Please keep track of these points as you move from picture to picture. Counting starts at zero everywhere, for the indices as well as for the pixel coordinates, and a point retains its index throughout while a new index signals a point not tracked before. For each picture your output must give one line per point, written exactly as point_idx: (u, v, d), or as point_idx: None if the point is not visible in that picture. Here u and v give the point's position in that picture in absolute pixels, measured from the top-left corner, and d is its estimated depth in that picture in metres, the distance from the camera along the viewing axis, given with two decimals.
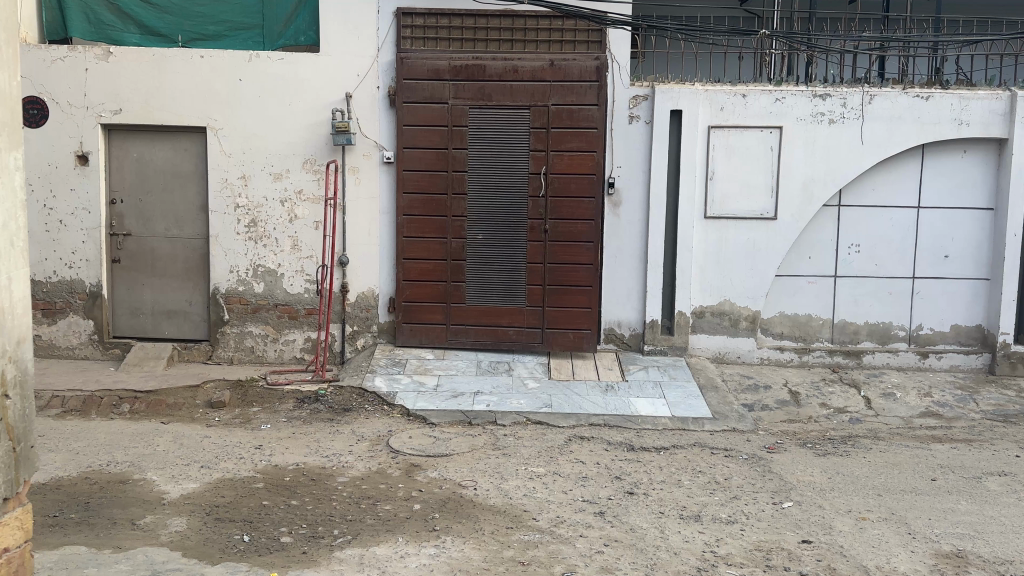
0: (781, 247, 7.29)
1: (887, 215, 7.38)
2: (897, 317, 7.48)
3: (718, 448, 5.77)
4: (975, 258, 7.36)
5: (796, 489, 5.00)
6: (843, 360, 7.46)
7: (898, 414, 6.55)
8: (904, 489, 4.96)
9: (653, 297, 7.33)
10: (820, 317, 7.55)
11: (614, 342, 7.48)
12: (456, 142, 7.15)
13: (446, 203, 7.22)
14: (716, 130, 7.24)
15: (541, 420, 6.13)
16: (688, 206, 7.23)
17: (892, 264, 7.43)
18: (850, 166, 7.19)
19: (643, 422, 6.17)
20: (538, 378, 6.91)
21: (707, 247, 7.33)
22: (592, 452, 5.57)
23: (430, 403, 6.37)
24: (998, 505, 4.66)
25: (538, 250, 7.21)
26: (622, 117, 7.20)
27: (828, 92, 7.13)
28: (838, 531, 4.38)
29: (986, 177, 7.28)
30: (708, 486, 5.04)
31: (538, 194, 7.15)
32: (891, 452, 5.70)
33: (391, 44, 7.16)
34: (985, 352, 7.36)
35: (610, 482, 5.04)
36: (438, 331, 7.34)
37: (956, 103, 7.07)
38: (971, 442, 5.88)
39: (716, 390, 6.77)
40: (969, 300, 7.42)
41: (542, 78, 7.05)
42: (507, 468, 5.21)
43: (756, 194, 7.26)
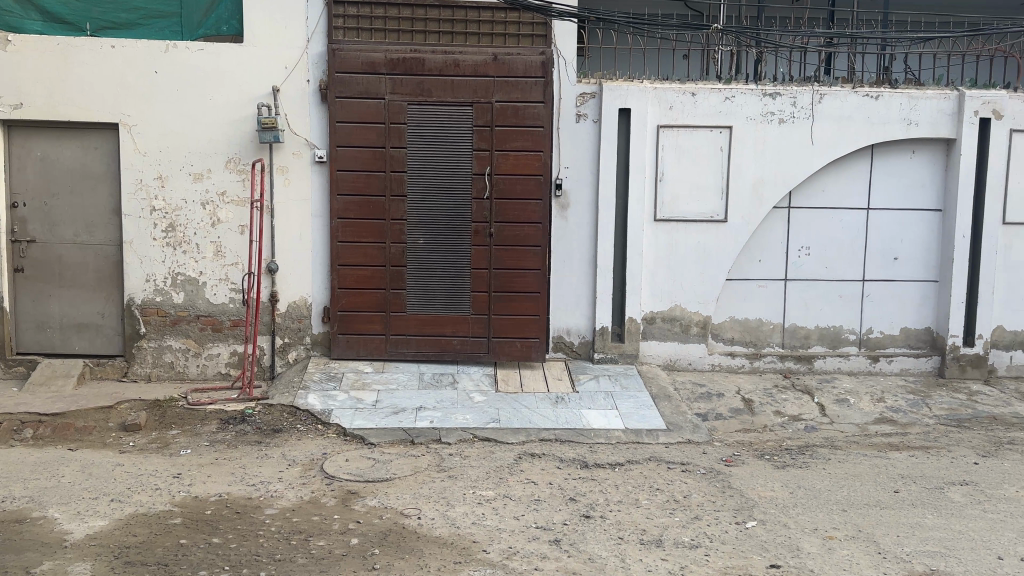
0: (732, 250, 7.09)
1: (836, 217, 7.26)
2: (848, 320, 7.36)
3: (674, 462, 5.47)
4: (924, 260, 7.30)
5: (759, 507, 4.71)
6: (795, 366, 7.31)
7: (853, 421, 6.40)
8: (868, 503, 4.73)
9: (602, 303, 7.04)
10: (771, 321, 7.37)
11: (563, 350, 7.16)
12: (394, 141, 6.71)
13: (383, 206, 6.77)
14: (665, 129, 6.98)
15: (488, 437, 5.75)
16: (638, 208, 6.96)
17: (843, 267, 7.31)
18: (800, 166, 7.03)
19: (595, 436, 5.84)
20: (483, 391, 6.52)
21: (658, 250, 7.07)
22: (543, 471, 5.22)
23: (369, 421, 5.93)
24: (966, 519, 4.45)
25: (483, 255, 6.84)
26: (569, 116, 6.88)
27: (777, 91, 6.95)
28: (806, 553, 4.07)
29: (934, 178, 7.22)
30: (667, 506, 4.72)
31: (482, 196, 6.77)
32: (850, 462, 5.51)
33: (322, 35, 6.68)
34: (934, 354, 7.31)
35: (564, 505, 4.68)
36: (376, 342, 6.90)
37: (905, 103, 6.99)
38: (927, 450, 5.75)
39: (669, 399, 6.50)
40: (918, 303, 7.35)
41: (485, 73, 6.67)
42: (453, 493, 4.81)
43: (707, 196, 7.04)
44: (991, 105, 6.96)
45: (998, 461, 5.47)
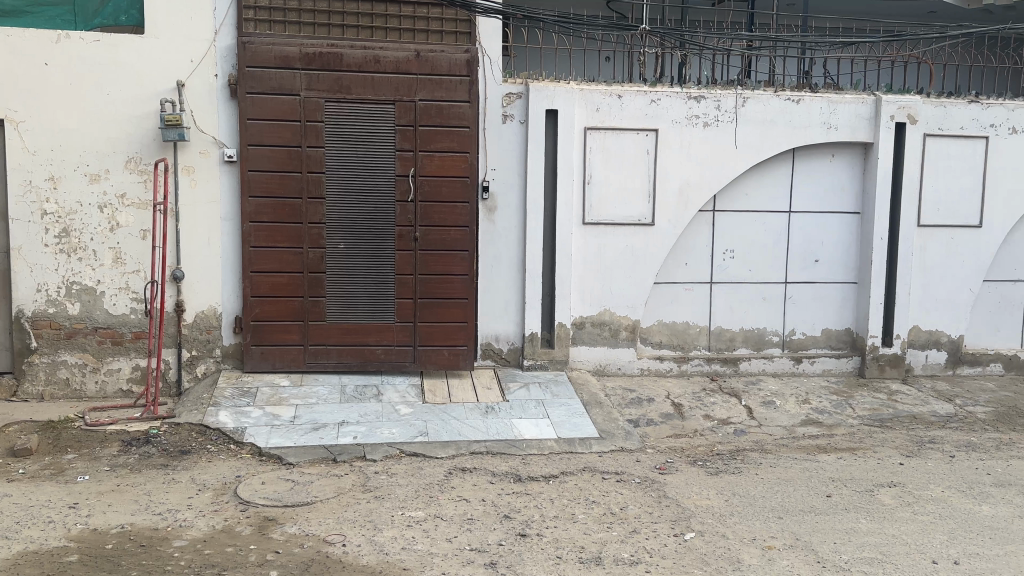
0: (660, 253, 7.03)
1: (760, 220, 7.32)
2: (772, 322, 7.43)
3: (609, 473, 5.34)
4: (843, 262, 7.45)
5: (695, 517, 4.61)
6: (721, 368, 7.31)
7: (780, 423, 6.43)
8: (803, 509, 4.71)
9: (531, 308, 6.88)
10: (698, 324, 7.37)
11: (491, 358, 6.97)
12: (311, 140, 6.35)
13: (300, 209, 6.40)
14: (592, 131, 6.86)
15: (416, 452, 5.48)
16: (566, 211, 6.82)
17: (766, 269, 7.37)
18: (725, 169, 7.04)
19: (527, 447, 5.66)
20: (409, 403, 6.24)
21: (586, 254, 6.95)
22: (475, 487, 4.99)
23: (286, 439, 5.56)
24: (898, 522, 4.47)
25: (407, 260, 6.55)
26: (495, 117, 6.68)
27: (701, 94, 6.93)
28: (746, 566, 3.98)
29: (852, 181, 7.37)
30: (604, 519, 4.56)
31: (405, 198, 6.49)
32: (781, 467, 5.51)
33: (231, 27, 6.26)
34: (854, 355, 7.46)
35: (498, 524, 4.46)
36: (293, 354, 6.52)
37: (825, 108, 7.10)
38: (854, 451, 5.84)
39: (600, 406, 6.38)
40: (838, 305, 7.49)
41: (407, 70, 6.40)
42: (380, 516, 4.52)
43: (634, 199, 6.96)
44: (906, 110, 7.14)
45: (921, 461, 5.58)
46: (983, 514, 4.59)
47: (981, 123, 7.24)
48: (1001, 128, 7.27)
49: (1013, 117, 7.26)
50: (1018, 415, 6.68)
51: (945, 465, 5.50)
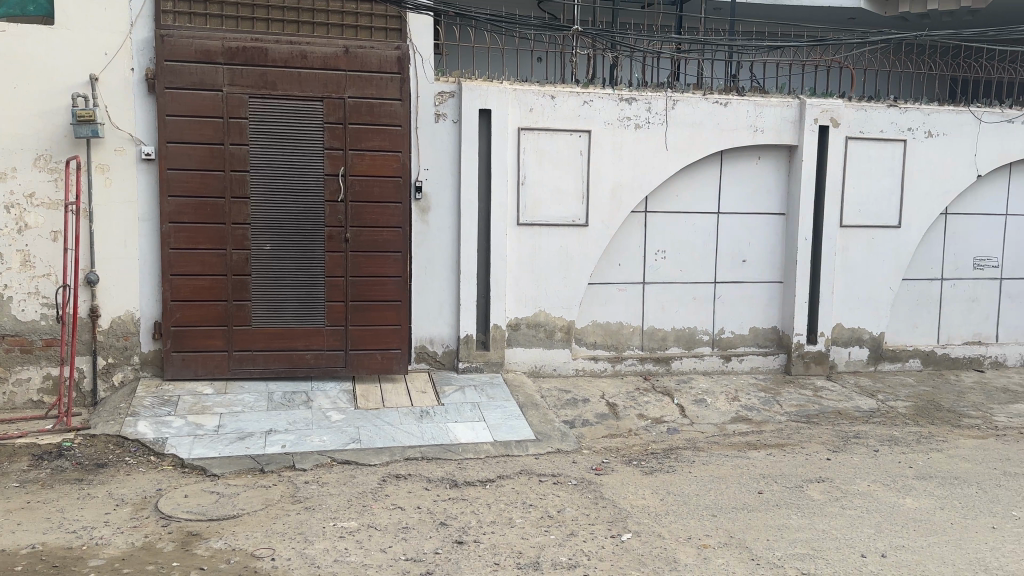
0: (594, 254, 7.05)
1: (691, 220, 7.42)
2: (702, 321, 7.56)
3: (545, 475, 5.30)
4: (770, 262, 7.63)
5: (632, 518, 4.61)
6: (654, 367, 7.39)
7: (712, 421, 6.53)
8: (736, 506, 4.78)
9: (466, 310, 6.80)
10: (631, 324, 7.42)
11: (425, 361, 6.87)
12: (234, 137, 6.10)
13: (223, 209, 6.15)
14: (526, 132, 6.82)
15: (347, 460, 5.33)
16: (500, 211, 6.77)
17: (696, 270, 7.49)
18: (656, 170, 7.10)
19: (462, 452, 5.57)
20: (341, 409, 6.07)
21: (521, 254, 6.91)
22: (410, 495, 4.87)
23: (210, 450, 5.32)
24: (827, 517, 4.58)
25: (338, 261, 6.37)
26: (427, 116, 6.58)
27: (633, 96, 6.98)
28: (683, 565, 3.99)
29: (777, 183, 7.55)
30: (542, 523, 4.52)
31: (335, 198, 6.30)
32: (714, 464, 5.58)
33: (148, 19, 5.98)
34: (780, 352, 7.64)
35: (434, 532, 4.36)
36: (217, 360, 6.27)
37: (751, 111, 7.25)
38: (783, 447, 5.98)
39: (536, 408, 6.35)
40: (765, 304, 7.67)
41: (336, 67, 6.22)
42: (311, 527, 4.36)
43: (568, 200, 6.96)
44: (828, 114, 7.35)
45: (846, 455, 5.75)
46: (906, 507, 4.74)
47: (899, 127, 7.52)
48: (918, 131, 7.56)
49: (929, 121, 7.57)
50: (935, 409, 6.96)
51: (869, 459, 5.68)
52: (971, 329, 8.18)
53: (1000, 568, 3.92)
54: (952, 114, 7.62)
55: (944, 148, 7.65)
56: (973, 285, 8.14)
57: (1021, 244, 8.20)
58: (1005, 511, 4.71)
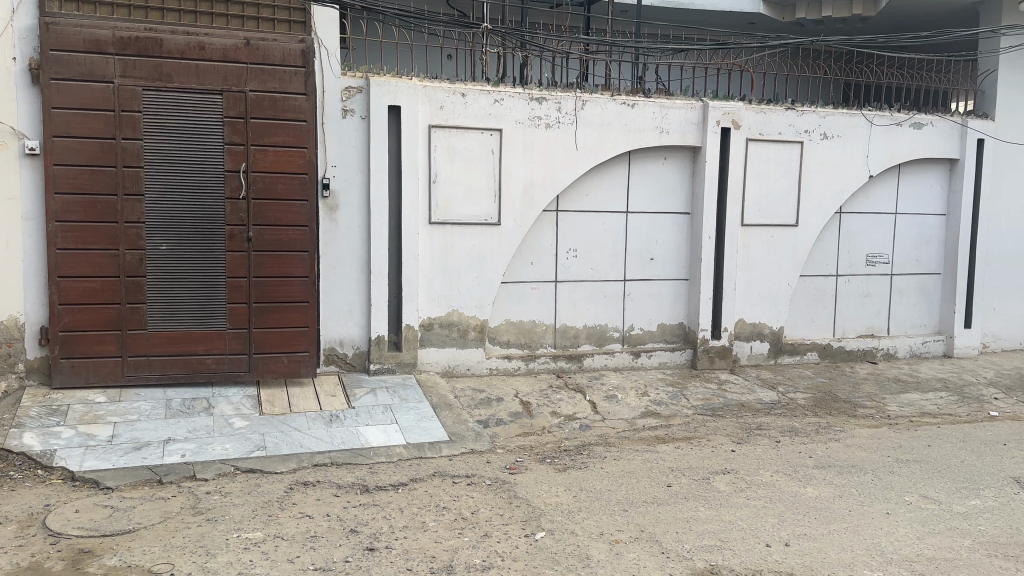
0: (506, 253, 7.03)
1: (601, 219, 7.52)
2: (612, 318, 7.67)
3: (459, 476, 5.24)
4: (675, 260, 7.82)
5: (546, 516, 4.60)
6: (566, 365, 7.44)
7: (622, 417, 6.63)
8: (646, 501, 4.85)
9: (377, 310, 6.67)
10: (544, 322, 7.45)
11: (335, 363, 6.70)
12: (127, 132, 5.78)
13: (115, 207, 5.81)
14: (436, 130, 6.74)
15: (252, 468, 5.13)
16: (411, 210, 6.67)
17: (606, 267, 7.59)
18: (567, 169, 7.14)
19: (373, 456, 5.45)
20: (246, 415, 5.84)
21: (432, 253, 6.83)
22: (319, 502, 4.72)
23: (102, 461, 5.01)
24: (733, 508, 4.70)
25: (240, 262, 6.12)
26: (333, 111, 6.41)
27: (543, 95, 6.99)
28: (596, 562, 3.99)
29: (682, 183, 7.74)
30: (455, 526, 4.44)
31: (237, 196, 6.05)
32: (625, 459, 5.65)
33: (31, 5, 5.60)
34: (686, 348, 7.84)
35: (344, 540, 4.22)
36: (110, 366, 5.92)
37: (657, 112, 7.40)
38: (690, 440, 6.13)
39: (449, 409, 6.28)
40: (672, 300, 7.86)
41: (236, 59, 5.97)
42: (214, 540, 4.16)
43: (480, 199, 6.92)
44: (730, 116, 7.57)
45: (750, 447, 5.95)
46: (807, 496, 4.93)
47: (796, 129, 7.82)
48: (813, 133, 7.90)
49: (823, 124, 7.91)
50: (832, 400, 7.29)
51: (771, 450, 5.89)
52: (864, 322, 8.61)
53: (894, 552, 4.11)
54: (845, 117, 7.99)
55: (837, 149, 8.01)
56: (866, 281, 8.57)
57: (908, 241, 8.68)
58: (896, 497, 4.95)
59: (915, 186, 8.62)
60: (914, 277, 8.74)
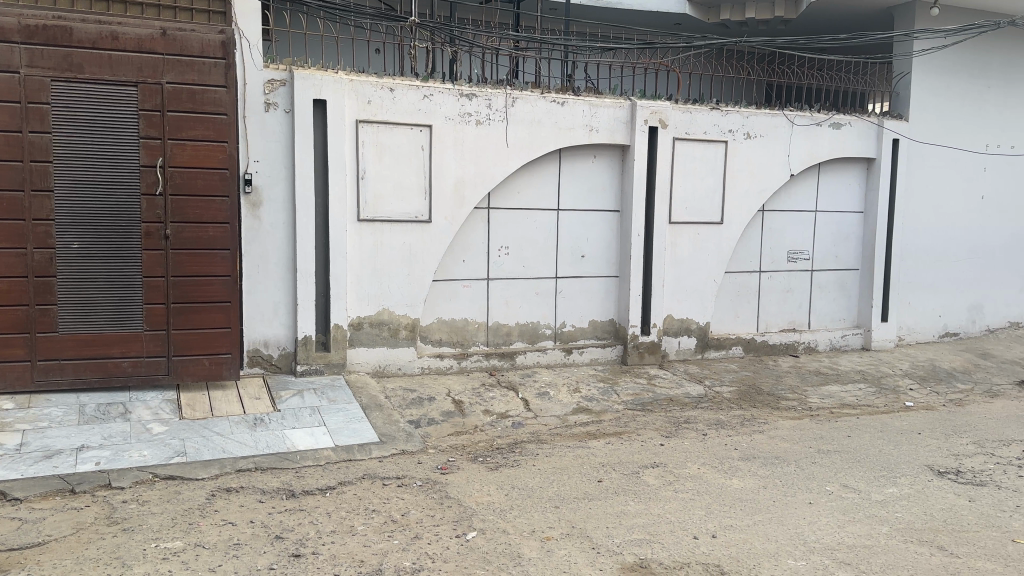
0: (436, 250, 6.96)
1: (532, 216, 7.52)
2: (544, 316, 7.68)
3: (389, 478, 5.15)
4: (605, 257, 7.89)
5: (477, 515, 4.56)
6: (499, 363, 7.41)
7: (554, 413, 6.64)
8: (577, 496, 4.86)
9: (303, 310, 6.51)
10: (476, 320, 7.40)
11: (261, 365, 6.53)
12: (34, 124, 5.47)
13: (22, 204, 5.50)
14: (364, 125, 6.60)
15: (172, 474, 4.93)
16: (339, 208, 6.53)
17: (538, 265, 7.60)
18: (497, 167, 7.11)
19: (300, 460, 5.30)
20: (165, 420, 5.61)
21: (361, 251, 6.70)
22: (242, 508, 4.56)
23: (10, 471, 4.73)
24: (663, 502, 4.76)
25: (157, 260, 5.87)
26: (255, 105, 6.23)
27: (473, 92, 6.94)
28: (526, 560, 3.96)
29: (612, 181, 7.81)
30: (384, 528, 4.35)
31: (154, 192, 5.80)
32: (556, 456, 5.66)
33: None
34: (617, 344, 7.92)
35: (269, 546, 4.08)
36: (18, 371, 5.62)
37: (586, 110, 7.44)
38: (620, 435, 6.19)
39: (379, 409, 6.17)
40: (602, 297, 7.92)
41: (152, 50, 5.72)
42: (130, 550, 3.97)
43: (410, 196, 6.82)
44: (658, 115, 7.66)
45: (678, 441, 6.04)
46: (733, 487, 5.03)
47: (721, 128, 7.98)
48: (737, 133, 8.07)
49: (747, 123, 8.10)
50: (757, 393, 7.47)
51: (699, 443, 5.99)
52: (786, 317, 8.86)
53: (817, 540, 4.22)
54: (767, 118, 8.20)
55: (761, 148, 8.22)
56: (788, 276, 8.82)
57: (828, 238, 8.98)
58: (818, 486, 5.10)
59: (834, 185, 8.91)
60: (833, 273, 9.05)
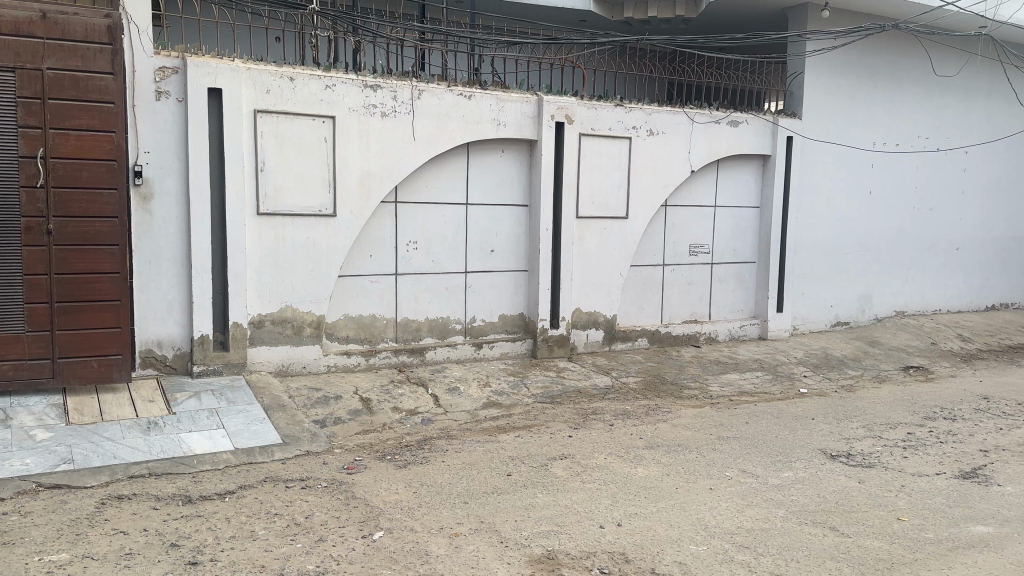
0: (342, 246, 6.81)
1: (440, 211, 7.45)
2: (454, 311, 7.64)
3: (293, 480, 5.00)
4: (514, 251, 7.91)
5: (384, 514, 4.48)
6: (408, 359, 7.32)
7: (464, 408, 6.62)
8: (486, 491, 4.85)
9: (200, 307, 6.25)
10: (384, 316, 7.29)
11: (154, 366, 6.24)
12: None
13: None
14: (262, 115, 6.37)
15: (57, 483, 4.64)
16: (238, 202, 6.29)
17: (447, 260, 7.55)
18: (403, 161, 7.01)
19: (197, 464, 5.09)
20: (49, 427, 5.28)
21: (261, 247, 6.48)
22: (134, 516, 4.34)
23: None
24: (570, 493, 4.81)
25: (38, 257, 5.50)
26: (145, 93, 5.93)
27: (377, 83, 6.81)
28: (434, 557, 3.92)
29: (519, 175, 7.84)
30: (287, 532, 4.21)
31: (34, 184, 5.43)
32: (466, 451, 5.63)
33: None
34: (527, 338, 7.96)
35: (163, 555, 3.89)
36: None
37: (493, 105, 7.42)
38: (530, 429, 6.22)
39: (282, 410, 5.99)
40: (511, 291, 7.94)
41: (30, 33, 5.35)
42: (9, 566, 3.70)
43: (313, 189, 6.64)
44: (564, 111, 7.73)
45: (586, 432, 6.13)
46: (639, 476, 5.14)
47: (625, 125, 8.13)
48: (641, 130, 8.24)
49: (650, 120, 8.27)
50: (661, 383, 7.67)
51: (606, 433, 6.09)
52: (689, 309, 9.12)
53: (717, 525, 4.35)
54: (669, 115, 8.40)
55: (663, 145, 8.41)
56: (689, 269, 9.08)
57: (728, 232, 9.29)
58: (718, 472, 5.26)
59: (732, 181, 9.21)
60: (733, 266, 9.37)
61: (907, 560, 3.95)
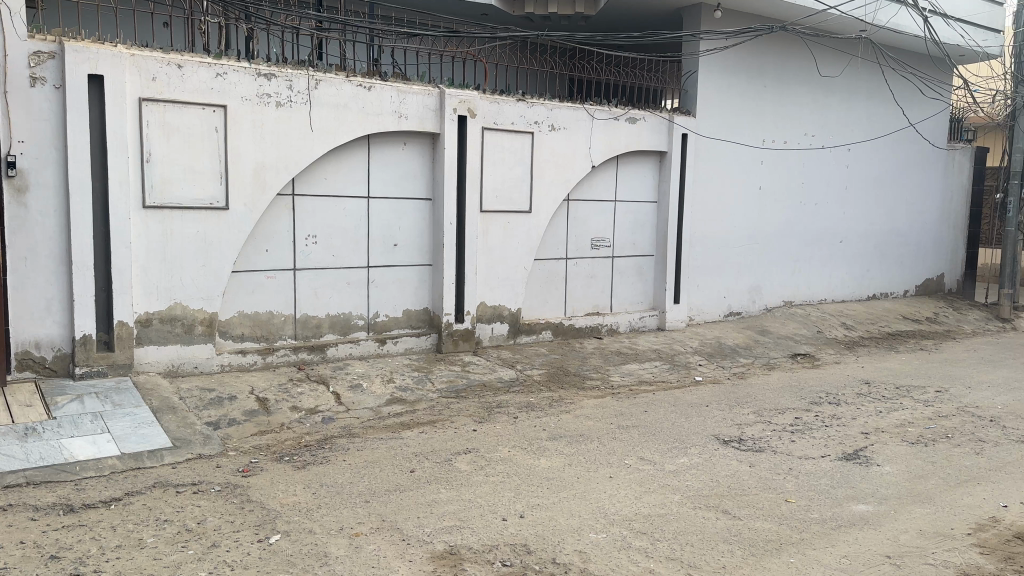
0: (236, 240, 6.58)
1: (341, 205, 7.31)
2: (356, 306, 7.51)
3: (184, 485, 4.80)
4: (417, 246, 7.85)
5: (281, 517, 4.36)
6: (308, 356, 7.15)
7: (367, 406, 6.53)
8: (388, 489, 4.80)
9: (82, 306, 5.92)
10: (282, 312, 7.08)
11: (31, 369, 5.86)
12: None
13: None
14: (148, 103, 6.06)
15: None
16: (121, 194, 5.97)
17: (348, 254, 7.41)
18: (300, 153, 6.83)
19: (80, 472, 4.82)
20: None
21: (148, 241, 6.18)
22: (10, 529, 4.06)
23: None
24: (472, 487, 4.83)
25: None
26: (18, 79, 5.56)
27: (271, 72, 6.60)
28: (333, 558, 3.85)
29: (422, 169, 7.78)
30: (177, 539, 4.04)
31: None
32: (367, 449, 5.55)
33: None
34: (432, 333, 7.92)
35: (41, 569, 3.66)
36: None
37: (394, 97, 7.32)
38: (434, 424, 6.20)
39: (173, 412, 5.74)
40: (415, 286, 7.89)
41: None
42: None
43: (204, 181, 6.38)
44: (466, 104, 7.70)
45: (490, 425, 6.16)
46: (541, 467, 5.20)
47: (527, 119, 8.18)
48: (543, 124, 8.32)
49: (551, 116, 8.37)
50: (564, 374, 7.79)
51: (510, 426, 6.13)
52: (591, 301, 9.30)
53: (616, 513, 4.45)
54: (569, 110, 8.51)
55: (565, 140, 8.52)
56: (591, 263, 9.24)
57: (628, 226, 9.51)
58: (618, 461, 5.39)
59: (632, 176, 9.43)
60: (633, 259, 9.61)
61: (794, 540, 4.15)
